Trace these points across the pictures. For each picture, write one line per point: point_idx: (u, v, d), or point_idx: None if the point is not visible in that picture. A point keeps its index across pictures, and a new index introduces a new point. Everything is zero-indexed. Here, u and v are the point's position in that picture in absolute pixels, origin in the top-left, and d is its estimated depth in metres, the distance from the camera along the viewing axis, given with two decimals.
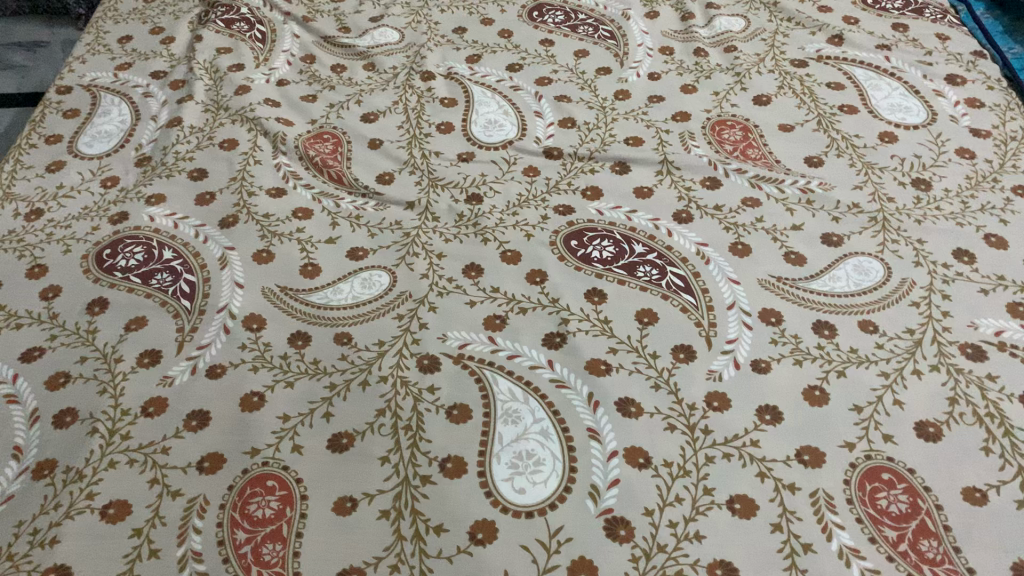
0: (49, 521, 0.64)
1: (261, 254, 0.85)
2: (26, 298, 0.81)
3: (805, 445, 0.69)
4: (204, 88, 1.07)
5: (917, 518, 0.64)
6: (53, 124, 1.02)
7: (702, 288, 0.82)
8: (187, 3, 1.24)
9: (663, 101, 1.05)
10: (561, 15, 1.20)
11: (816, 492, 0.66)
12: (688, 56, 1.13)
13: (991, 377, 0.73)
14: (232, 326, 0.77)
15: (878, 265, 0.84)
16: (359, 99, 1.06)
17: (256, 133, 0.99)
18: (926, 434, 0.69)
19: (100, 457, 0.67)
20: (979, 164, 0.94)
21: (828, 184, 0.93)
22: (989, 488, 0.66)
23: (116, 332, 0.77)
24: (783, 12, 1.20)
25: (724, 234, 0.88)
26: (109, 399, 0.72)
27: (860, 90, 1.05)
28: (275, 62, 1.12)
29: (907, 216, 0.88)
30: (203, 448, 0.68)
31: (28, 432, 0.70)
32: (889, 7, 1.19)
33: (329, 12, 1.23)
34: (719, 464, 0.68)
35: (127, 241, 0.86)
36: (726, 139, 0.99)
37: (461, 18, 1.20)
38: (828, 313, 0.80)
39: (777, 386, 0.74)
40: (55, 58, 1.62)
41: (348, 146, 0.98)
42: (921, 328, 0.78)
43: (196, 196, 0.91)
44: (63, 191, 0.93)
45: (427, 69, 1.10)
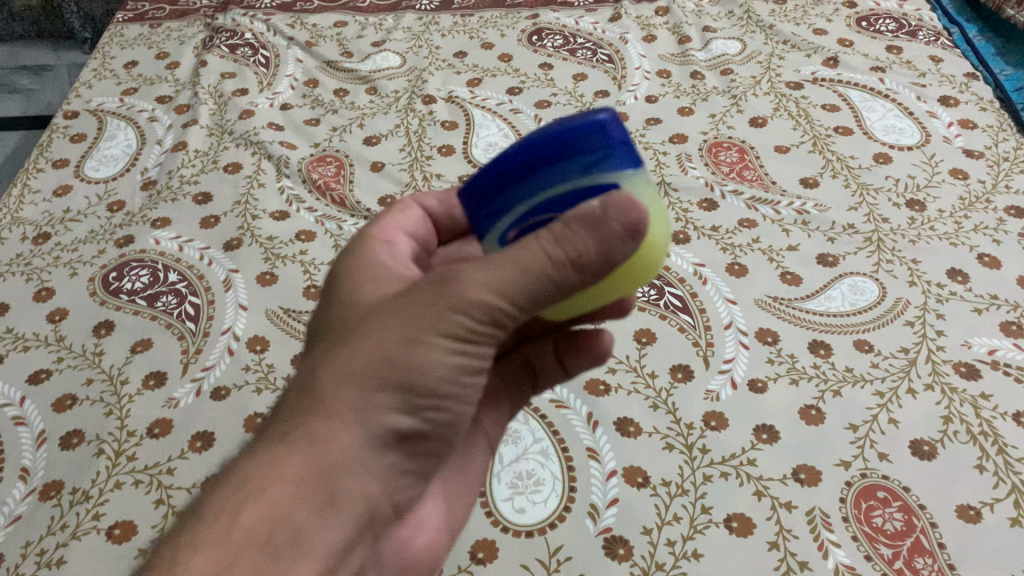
0: (56, 542, 0.65)
1: (265, 276, 0.86)
2: (33, 320, 0.82)
3: (801, 464, 0.70)
4: (208, 112, 1.09)
5: (912, 535, 0.65)
6: (60, 149, 1.04)
7: (699, 308, 0.84)
8: (192, 29, 1.26)
9: (661, 123, 1.07)
10: (560, 39, 1.22)
11: (812, 511, 0.67)
12: (685, 79, 1.14)
13: (985, 396, 0.74)
14: (237, 348, 0.79)
15: (873, 285, 0.85)
16: (361, 122, 1.07)
17: (260, 157, 1.01)
18: (920, 453, 0.70)
19: (107, 478, 0.69)
20: (973, 185, 0.95)
21: (823, 205, 0.94)
22: (983, 506, 0.67)
23: (122, 354, 0.78)
24: (779, 34, 1.22)
25: (721, 254, 0.89)
26: (116, 421, 0.73)
27: (855, 112, 1.07)
28: (279, 86, 1.14)
29: (901, 237, 0.90)
30: (208, 469, 0.69)
31: (35, 453, 0.71)
32: (883, 29, 1.21)
33: (331, 36, 1.24)
34: (717, 483, 0.69)
35: (133, 264, 0.87)
36: (723, 161, 1.01)
37: (462, 42, 1.22)
38: (824, 333, 0.81)
39: (774, 405, 0.75)
40: (61, 82, 1.64)
41: (350, 169, 1.00)
42: (915, 347, 0.79)
43: (201, 219, 0.93)
44: (70, 215, 0.95)
45: (428, 93, 1.12)
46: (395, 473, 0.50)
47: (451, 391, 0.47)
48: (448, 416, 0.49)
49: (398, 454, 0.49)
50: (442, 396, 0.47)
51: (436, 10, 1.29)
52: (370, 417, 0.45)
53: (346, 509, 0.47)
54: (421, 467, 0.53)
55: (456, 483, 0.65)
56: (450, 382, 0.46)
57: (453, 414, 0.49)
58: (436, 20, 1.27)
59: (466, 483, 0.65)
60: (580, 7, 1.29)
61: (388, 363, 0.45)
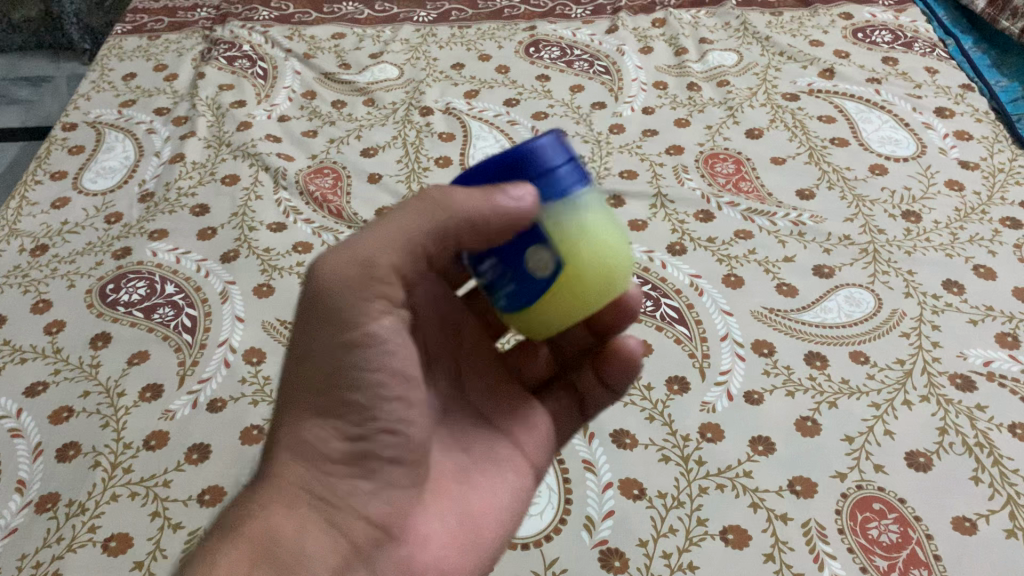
0: (52, 554, 0.65)
1: (262, 288, 0.86)
2: (30, 332, 0.82)
3: (797, 475, 0.70)
4: (206, 124, 1.09)
5: (907, 547, 0.65)
6: (58, 161, 1.04)
7: (696, 319, 0.84)
8: (190, 41, 1.27)
9: (657, 135, 1.07)
10: (557, 51, 1.22)
11: (808, 523, 0.67)
12: (682, 90, 1.15)
13: (980, 408, 0.74)
14: (233, 359, 0.79)
15: (869, 296, 0.85)
16: (358, 134, 1.08)
17: (258, 168, 1.01)
18: (916, 464, 0.70)
19: (103, 491, 0.69)
20: (968, 196, 0.96)
21: (820, 217, 0.94)
22: (979, 518, 0.67)
23: (119, 366, 0.79)
24: (775, 46, 1.22)
25: (717, 266, 0.89)
26: (112, 433, 0.73)
27: (851, 123, 1.07)
28: (277, 98, 1.14)
29: (897, 248, 0.90)
30: (203, 481, 0.69)
31: (31, 466, 0.71)
32: (879, 41, 1.21)
33: (329, 48, 1.25)
34: (713, 495, 0.69)
35: (130, 276, 0.87)
36: (719, 172, 1.01)
37: (459, 53, 1.23)
38: (820, 344, 0.81)
39: (770, 417, 0.75)
40: (61, 93, 1.64)
41: (347, 181, 1.00)
42: (911, 359, 0.79)
43: (199, 230, 0.93)
44: (68, 227, 0.95)
45: (426, 105, 1.12)
46: (360, 481, 0.53)
47: (355, 383, 0.51)
48: (372, 409, 0.51)
49: (353, 464, 0.52)
50: (345, 395, 0.51)
51: (434, 22, 1.30)
52: (292, 436, 0.52)
53: (311, 522, 0.51)
54: (398, 469, 0.54)
55: (504, 482, 0.60)
56: (349, 374, 0.51)
57: (382, 412, 0.52)
58: (434, 32, 1.28)
59: (519, 485, 0.60)
60: (576, 19, 1.30)
61: (298, 390, 0.52)
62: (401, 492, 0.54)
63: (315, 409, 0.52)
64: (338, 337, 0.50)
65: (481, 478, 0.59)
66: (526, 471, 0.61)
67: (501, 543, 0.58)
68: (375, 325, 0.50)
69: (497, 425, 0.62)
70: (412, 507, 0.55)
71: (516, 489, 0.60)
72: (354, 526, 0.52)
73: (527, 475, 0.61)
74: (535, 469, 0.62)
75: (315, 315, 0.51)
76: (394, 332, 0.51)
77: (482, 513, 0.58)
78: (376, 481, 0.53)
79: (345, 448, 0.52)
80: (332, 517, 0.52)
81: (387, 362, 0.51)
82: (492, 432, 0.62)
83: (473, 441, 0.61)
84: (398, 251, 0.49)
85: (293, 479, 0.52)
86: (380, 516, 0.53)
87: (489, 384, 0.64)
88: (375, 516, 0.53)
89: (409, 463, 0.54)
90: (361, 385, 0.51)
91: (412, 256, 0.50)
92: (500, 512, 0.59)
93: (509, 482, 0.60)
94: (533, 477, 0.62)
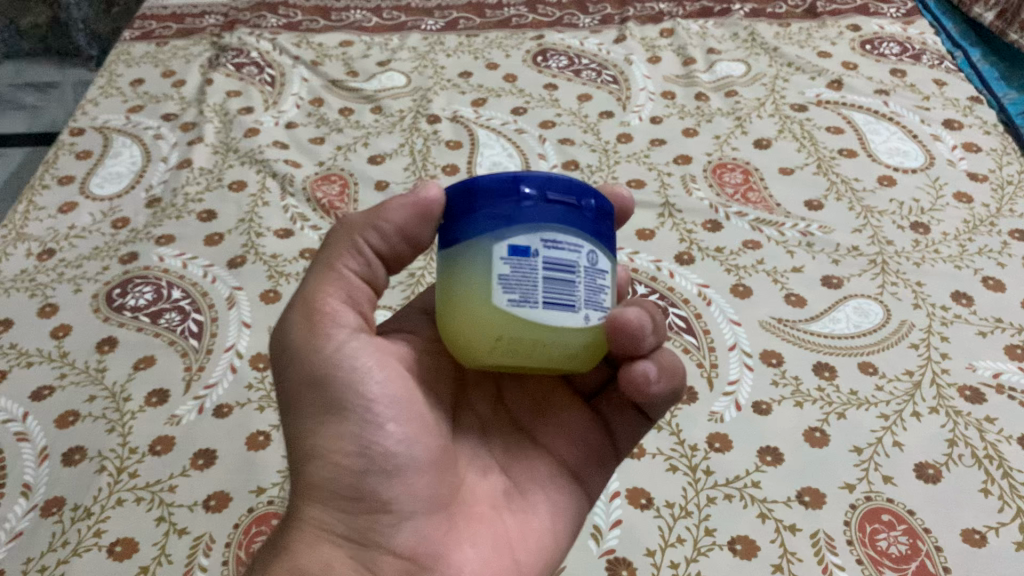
0: (57, 558, 0.64)
1: (269, 294, 0.86)
2: (37, 336, 0.82)
3: (806, 486, 0.70)
4: (214, 130, 1.09)
5: (916, 559, 0.65)
6: (66, 166, 1.04)
7: (704, 329, 0.84)
8: (198, 47, 1.27)
9: (665, 144, 1.07)
10: (565, 60, 1.22)
11: (816, 534, 0.67)
12: (689, 100, 1.15)
13: (989, 420, 0.74)
14: (239, 365, 0.78)
15: (878, 307, 0.85)
16: (366, 141, 1.08)
17: (265, 175, 1.01)
18: (925, 476, 0.70)
19: (108, 495, 0.68)
20: (977, 208, 0.96)
21: (828, 227, 0.94)
22: (989, 530, 0.66)
23: (125, 370, 0.78)
24: (783, 56, 1.22)
25: (725, 275, 0.89)
26: (117, 438, 0.73)
27: (859, 134, 1.07)
28: (284, 105, 1.14)
29: (905, 259, 0.90)
30: (209, 487, 0.69)
31: (37, 470, 0.70)
32: (887, 53, 1.21)
33: (337, 55, 1.25)
34: (721, 505, 0.69)
35: (137, 281, 0.87)
36: (727, 182, 1.01)
37: (467, 62, 1.23)
38: (828, 355, 0.80)
39: (778, 428, 0.74)
40: (66, 99, 1.64)
41: (354, 188, 1.00)
42: (920, 370, 0.78)
43: (205, 236, 0.93)
44: (75, 231, 0.95)
45: (433, 113, 1.12)
46: (379, 514, 0.49)
47: (341, 411, 0.50)
48: (370, 434, 0.50)
49: (370, 498, 0.49)
50: (338, 428, 0.50)
51: (441, 31, 1.30)
52: (301, 484, 0.50)
53: (340, 563, 0.48)
54: (417, 493, 0.51)
55: (544, 501, 0.58)
56: (332, 404, 0.50)
57: (380, 438, 0.50)
58: (441, 40, 1.28)
59: (559, 505, 0.58)
60: (584, 28, 1.30)
61: (299, 439, 0.51)
62: (427, 519, 0.51)
63: (319, 447, 0.50)
64: (313, 373, 0.51)
65: (520, 503, 0.57)
66: (568, 486, 0.60)
67: (547, 566, 0.56)
68: (347, 354, 0.51)
69: (536, 444, 0.60)
70: (443, 535, 0.51)
71: (554, 507, 0.58)
72: (382, 561, 0.49)
73: (566, 490, 0.59)
74: (576, 482, 0.60)
75: (291, 363, 0.51)
76: (372, 358, 0.52)
77: (520, 535, 0.55)
78: (397, 511, 0.50)
79: (355, 480, 0.49)
80: (359, 555, 0.49)
81: (374, 389, 0.51)
82: (529, 453, 0.60)
83: (503, 462, 0.59)
84: (330, 279, 0.52)
85: (314, 523, 0.49)
86: (410, 547, 0.50)
87: (535, 402, 0.62)
88: (404, 548, 0.50)
89: (426, 483, 0.51)
90: (351, 412, 0.50)
91: (347, 279, 0.53)
92: (540, 533, 0.56)
93: (546, 502, 0.58)
94: (575, 490, 0.60)
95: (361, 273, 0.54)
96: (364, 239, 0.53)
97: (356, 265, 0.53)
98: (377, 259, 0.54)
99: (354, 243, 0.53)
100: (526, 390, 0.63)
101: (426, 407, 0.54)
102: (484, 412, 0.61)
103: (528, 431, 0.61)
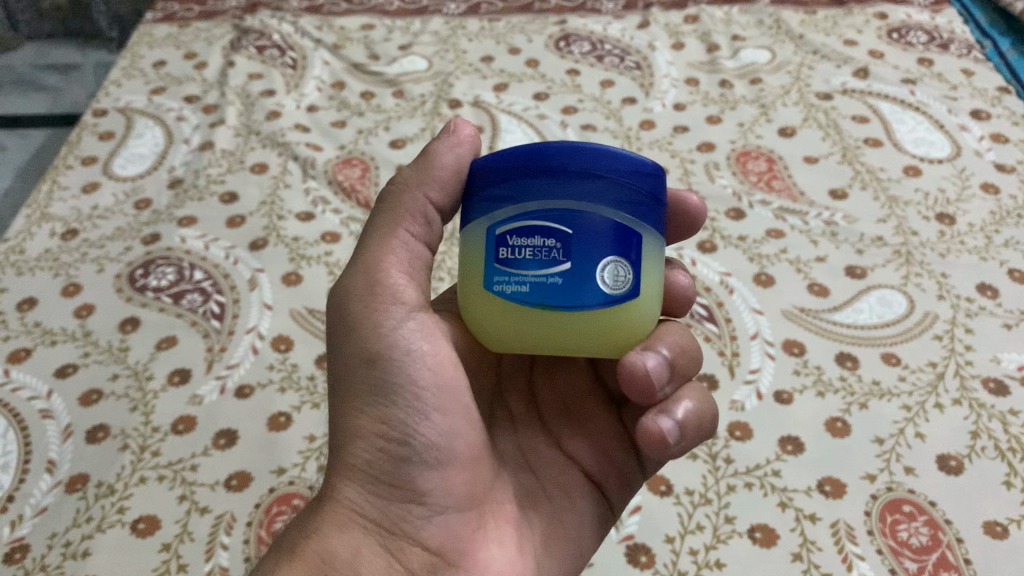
0: (81, 534, 0.65)
1: (290, 277, 0.86)
2: (61, 315, 0.83)
3: (827, 475, 0.70)
4: (236, 113, 1.09)
5: (937, 550, 0.64)
6: (89, 146, 1.04)
7: (726, 318, 0.83)
8: (220, 29, 1.26)
9: (688, 132, 1.06)
10: (588, 45, 1.21)
11: (837, 523, 0.66)
12: (714, 87, 1.14)
13: (1013, 412, 0.73)
14: (261, 347, 0.79)
15: (901, 298, 0.84)
16: (387, 125, 1.07)
17: (287, 158, 1.01)
18: (947, 467, 0.70)
19: (132, 473, 0.69)
20: (1004, 200, 0.95)
21: (852, 217, 0.93)
22: (1011, 523, 0.66)
23: (148, 350, 0.79)
24: (809, 44, 1.21)
25: (748, 264, 0.89)
26: (140, 416, 0.73)
27: (885, 124, 1.06)
28: (306, 88, 1.14)
29: (931, 250, 0.89)
30: (230, 467, 0.69)
31: (61, 446, 0.71)
32: (914, 42, 1.20)
33: (359, 39, 1.25)
34: (741, 493, 0.69)
35: (159, 262, 0.88)
36: (751, 170, 1.00)
37: (489, 46, 1.22)
38: (851, 344, 0.80)
39: (799, 417, 0.74)
40: (87, 81, 1.65)
41: (376, 172, 1.00)
42: (943, 362, 0.78)
43: (227, 218, 0.93)
44: (98, 212, 0.95)
45: (455, 97, 1.12)
46: (413, 505, 0.50)
47: (392, 395, 0.49)
48: (414, 422, 0.49)
49: (406, 487, 0.50)
50: (385, 413, 0.49)
51: (463, 15, 1.29)
52: (340, 464, 0.50)
53: (366, 549, 0.48)
54: (452, 488, 0.51)
55: (573, 509, 0.57)
56: (381, 385, 0.49)
57: (423, 426, 0.49)
58: (464, 25, 1.27)
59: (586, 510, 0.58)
60: (608, 14, 1.29)
61: (343, 414, 0.50)
62: (456, 514, 0.51)
63: (361, 428, 0.49)
64: (369, 349, 0.49)
65: (549, 507, 0.57)
66: (591, 490, 0.58)
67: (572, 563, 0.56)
68: (404, 333, 0.49)
69: (558, 449, 0.59)
70: (470, 531, 0.52)
71: (585, 514, 0.58)
72: (409, 552, 0.49)
73: (593, 497, 0.58)
74: (603, 493, 0.59)
75: (347, 333, 0.50)
76: (427, 340, 0.50)
77: (545, 537, 0.55)
78: (429, 503, 0.50)
79: (393, 466, 0.49)
80: (387, 542, 0.49)
81: (422, 376, 0.50)
82: (554, 452, 0.59)
83: (532, 460, 0.58)
84: (397, 247, 0.51)
85: (346, 503, 0.49)
86: (436, 542, 0.50)
87: (563, 401, 0.60)
88: (431, 541, 0.50)
89: (460, 480, 0.51)
90: (400, 397, 0.49)
91: (408, 243, 0.51)
92: (565, 536, 0.56)
93: (572, 514, 0.57)
94: (597, 501, 0.58)
95: (421, 235, 0.52)
96: (425, 199, 0.52)
97: (420, 228, 0.52)
98: (436, 215, 0.53)
99: (415, 205, 0.51)
100: (557, 389, 0.61)
101: (470, 397, 0.53)
102: (514, 410, 0.60)
103: (555, 437, 0.59)
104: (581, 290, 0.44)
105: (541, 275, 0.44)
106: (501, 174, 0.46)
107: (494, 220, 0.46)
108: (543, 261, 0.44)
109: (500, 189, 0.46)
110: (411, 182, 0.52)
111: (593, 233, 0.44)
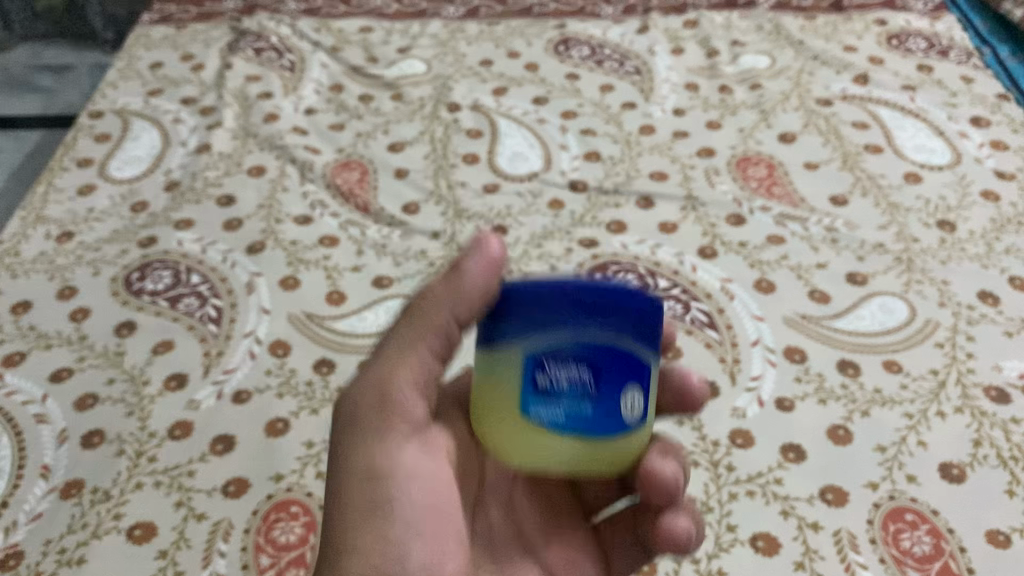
0: (77, 541, 0.64)
1: (288, 280, 0.85)
2: (56, 318, 0.82)
3: (828, 484, 0.69)
4: (233, 115, 1.08)
5: (940, 559, 0.64)
6: (85, 148, 1.04)
7: (726, 324, 0.83)
8: (218, 31, 1.26)
9: (688, 137, 1.06)
10: (587, 50, 1.21)
11: (839, 532, 0.66)
12: (713, 93, 1.14)
13: (1015, 421, 0.73)
14: (259, 352, 0.78)
15: (903, 305, 0.84)
16: (387, 128, 1.07)
17: (285, 161, 1.00)
18: (950, 476, 0.69)
19: (128, 479, 0.68)
20: (1004, 208, 0.95)
21: (853, 224, 0.93)
22: (1014, 532, 0.65)
23: (145, 354, 0.78)
24: (808, 50, 1.21)
25: (749, 270, 0.88)
26: (137, 421, 0.72)
27: (885, 130, 1.06)
28: (304, 90, 1.13)
29: (931, 258, 0.89)
30: (227, 473, 0.69)
31: (56, 451, 0.70)
32: (914, 48, 1.20)
33: (358, 42, 1.24)
34: (743, 501, 0.68)
35: (156, 265, 0.87)
36: (751, 176, 1.00)
37: (489, 50, 1.21)
38: (852, 352, 0.80)
39: (801, 425, 0.74)
40: (82, 81, 1.64)
41: (374, 175, 0.99)
42: (945, 370, 0.78)
43: (225, 221, 0.92)
44: (94, 214, 0.94)
45: (454, 101, 1.11)
46: None
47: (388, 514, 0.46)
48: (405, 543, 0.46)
49: None
50: (385, 531, 0.46)
51: (462, 18, 1.29)
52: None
53: None
54: None
55: None
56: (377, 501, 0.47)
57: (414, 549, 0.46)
58: (463, 28, 1.27)
59: None
60: (607, 18, 1.29)
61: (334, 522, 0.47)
62: None
63: (351, 542, 0.46)
64: (368, 465, 0.47)
65: None
66: None
67: None
68: (402, 458, 0.48)
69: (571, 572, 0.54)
70: None
71: None
72: None
73: None
74: None
75: (352, 447, 0.48)
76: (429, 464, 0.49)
77: None
78: None
79: None
80: None
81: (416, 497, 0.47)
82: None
83: None
84: (412, 366, 0.49)
85: None
86: None
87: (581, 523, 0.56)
88: None
89: None
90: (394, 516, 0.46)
91: (426, 362, 0.49)
92: None
93: None
94: None
95: (441, 356, 0.50)
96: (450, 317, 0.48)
97: (441, 347, 0.49)
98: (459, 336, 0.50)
99: (442, 323, 0.49)
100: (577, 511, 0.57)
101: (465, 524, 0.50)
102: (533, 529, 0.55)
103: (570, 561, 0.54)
104: (611, 423, 0.41)
105: (575, 409, 0.40)
106: (541, 292, 0.40)
107: (529, 344, 0.41)
108: (579, 396, 0.40)
109: (536, 308, 0.41)
110: (441, 294, 0.48)
111: (629, 364, 0.41)
